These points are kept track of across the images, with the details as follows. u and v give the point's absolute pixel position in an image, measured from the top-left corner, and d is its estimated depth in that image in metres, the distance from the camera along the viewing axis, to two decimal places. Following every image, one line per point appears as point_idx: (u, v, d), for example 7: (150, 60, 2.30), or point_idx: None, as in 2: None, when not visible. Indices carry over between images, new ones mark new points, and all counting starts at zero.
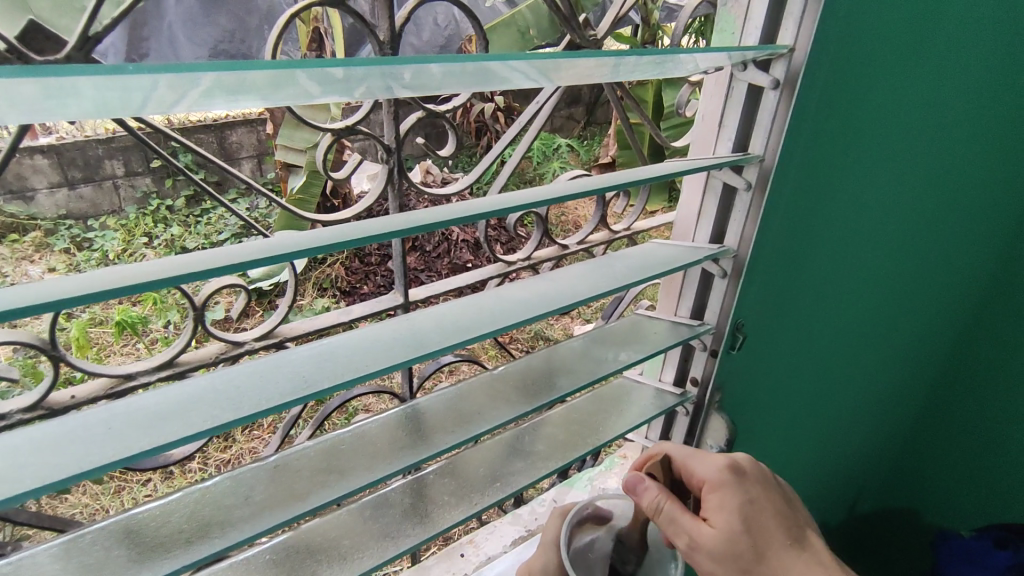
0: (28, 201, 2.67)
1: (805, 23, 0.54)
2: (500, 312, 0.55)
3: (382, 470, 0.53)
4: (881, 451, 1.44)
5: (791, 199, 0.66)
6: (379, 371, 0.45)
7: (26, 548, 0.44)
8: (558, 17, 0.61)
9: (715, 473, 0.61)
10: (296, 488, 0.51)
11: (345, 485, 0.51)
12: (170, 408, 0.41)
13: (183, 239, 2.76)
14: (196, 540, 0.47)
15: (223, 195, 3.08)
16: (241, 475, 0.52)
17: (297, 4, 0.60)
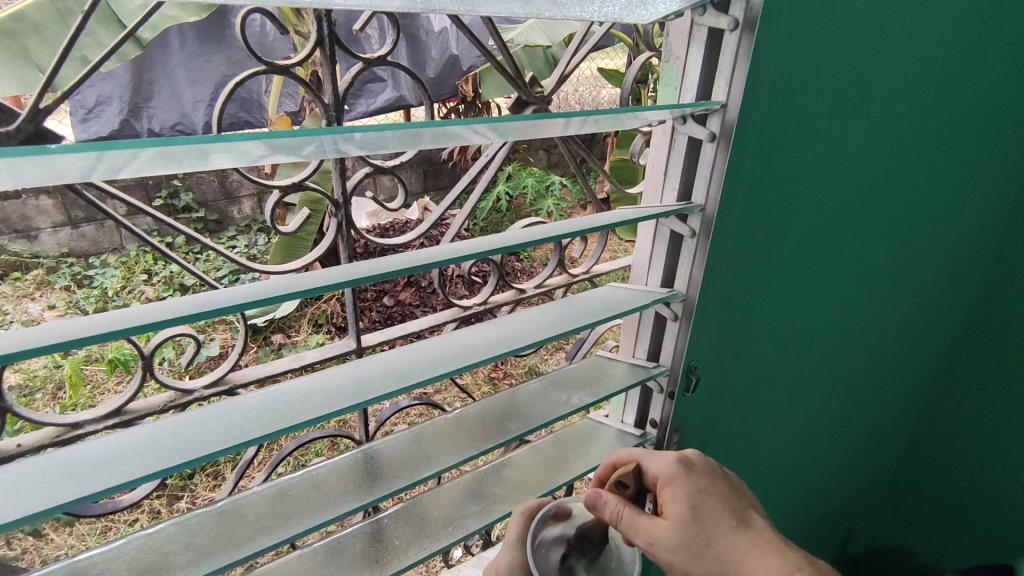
0: (32, 240, 2.73)
1: (736, 81, 0.57)
2: (447, 358, 0.56)
3: (327, 516, 0.54)
4: (867, 488, 1.42)
5: (737, 242, 0.68)
6: (313, 420, 0.46)
7: None
8: (505, 77, 0.65)
9: (668, 468, 0.62)
10: (238, 534, 0.52)
11: (290, 529, 0.52)
12: (111, 457, 0.43)
13: (181, 277, 2.80)
14: None
15: (222, 233, 3.13)
16: (186, 521, 0.53)
17: (243, 73, 0.63)
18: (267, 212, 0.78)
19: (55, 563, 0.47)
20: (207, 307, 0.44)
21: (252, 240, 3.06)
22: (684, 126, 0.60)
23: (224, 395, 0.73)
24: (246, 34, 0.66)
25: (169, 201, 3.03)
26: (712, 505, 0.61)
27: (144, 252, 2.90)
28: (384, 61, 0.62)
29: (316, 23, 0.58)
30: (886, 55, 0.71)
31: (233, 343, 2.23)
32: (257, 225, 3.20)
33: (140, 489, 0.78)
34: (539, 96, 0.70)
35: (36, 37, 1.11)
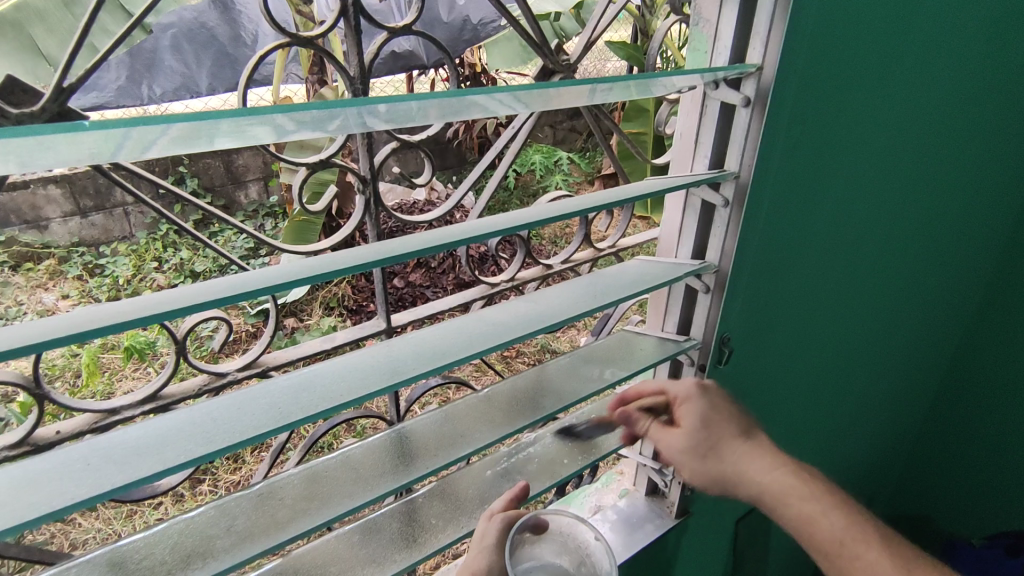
0: (43, 230, 2.73)
1: (772, 41, 0.55)
2: (479, 336, 0.55)
3: (363, 497, 0.54)
4: (889, 458, 1.41)
5: (768, 213, 0.66)
6: (352, 402, 0.46)
7: None
8: (531, 45, 0.63)
9: (685, 389, 0.67)
10: (278, 516, 0.52)
11: (329, 511, 0.52)
12: (151, 442, 0.43)
13: (192, 263, 2.80)
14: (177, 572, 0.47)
15: (231, 218, 3.13)
16: (226, 505, 0.52)
17: (265, 47, 0.61)
18: (290, 191, 0.76)
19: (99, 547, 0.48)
20: (242, 290, 0.43)
21: (261, 224, 3.06)
22: (716, 91, 0.58)
23: (255, 378, 0.72)
24: (264, 4, 0.63)
25: (176, 187, 3.02)
26: (761, 474, 0.61)
27: (155, 239, 2.90)
28: (409, 30, 0.60)
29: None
30: (925, 13, 0.67)
31: (247, 328, 2.23)
32: (265, 209, 3.18)
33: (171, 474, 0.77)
34: (565, 64, 0.68)
35: (41, 25, 1.09)
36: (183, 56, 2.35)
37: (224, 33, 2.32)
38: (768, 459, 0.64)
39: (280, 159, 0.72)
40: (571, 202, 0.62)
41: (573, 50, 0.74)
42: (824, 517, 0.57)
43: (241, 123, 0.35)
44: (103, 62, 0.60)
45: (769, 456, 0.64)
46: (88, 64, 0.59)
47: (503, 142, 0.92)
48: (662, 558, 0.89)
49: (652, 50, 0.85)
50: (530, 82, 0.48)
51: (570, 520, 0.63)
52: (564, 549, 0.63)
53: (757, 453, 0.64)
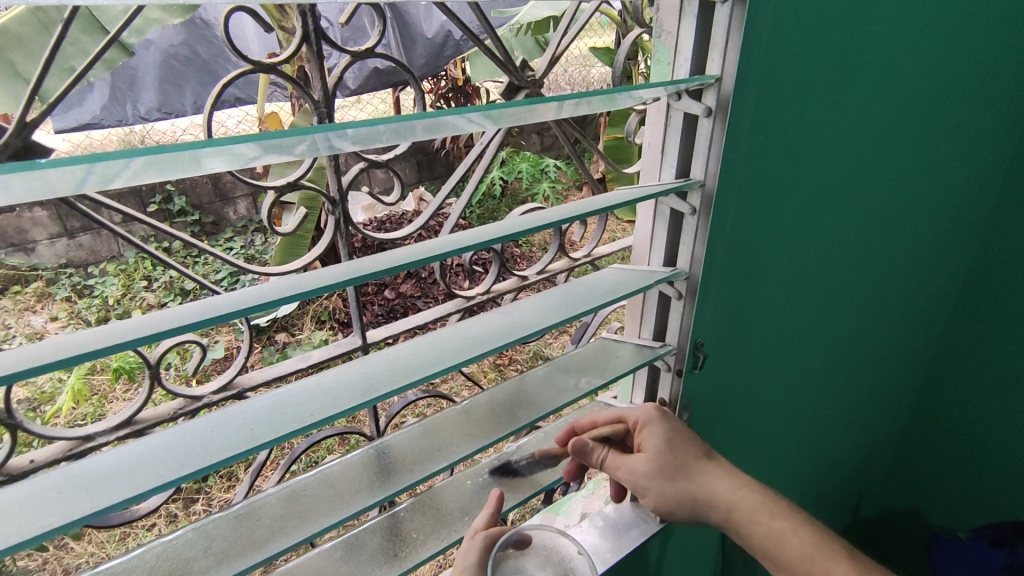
0: (29, 253, 2.72)
1: (730, 53, 0.56)
2: (452, 350, 0.56)
3: (342, 513, 0.54)
4: (875, 454, 1.42)
5: (736, 219, 0.67)
6: (326, 420, 0.46)
7: None
8: (496, 63, 0.64)
9: (645, 413, 0.67)
10: (256, 536, 0.52)
11: (307, 529, 0.53)
12: (124, 468, 0.43)
13: (181, 281, 2.80)
14: None
15: (218, 235, 3.13)
16: (204, 526, 0.53)
17: (231, 73, 0.62)
18: (264, 211, 0.77)
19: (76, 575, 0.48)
20: (212, 314, 0.44)
21: (249, 240, 3.06)
22: (679, 103, 0.60)
23: (233, 398, 0.73)
24: (229, 29, 0.64)
25: (163, 206, 3.01)
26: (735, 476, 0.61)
27: (143, 259, 2.89)
28: (374, 51, 0.61)
29: (301, 17, 0.57)
30: (880, 19, 0.69)
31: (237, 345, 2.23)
32: (254, 225, 3.19)
33: (155, 495, 0.78)
34: (531, 79, 0.69)
35: (20, 50, 1.10)
36: (162, 74, 2.35)
37: (202, 48, 2.33)
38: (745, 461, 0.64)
39: (252, 180, 0.73)
40: (541, 215, 0.63)
41: (539, 65, 0.75)
42: None
43: (203, 156, 0.35)
44: (73, 89, 0.60)
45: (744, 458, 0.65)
46: (55, 94, 0.59)
47: (475, 156, 0.93)
48: (649, 563, 0.90)
49: (620, 61, 0.86)
50: (492, 101, 0.49)
51: (552, 534, 0.65)
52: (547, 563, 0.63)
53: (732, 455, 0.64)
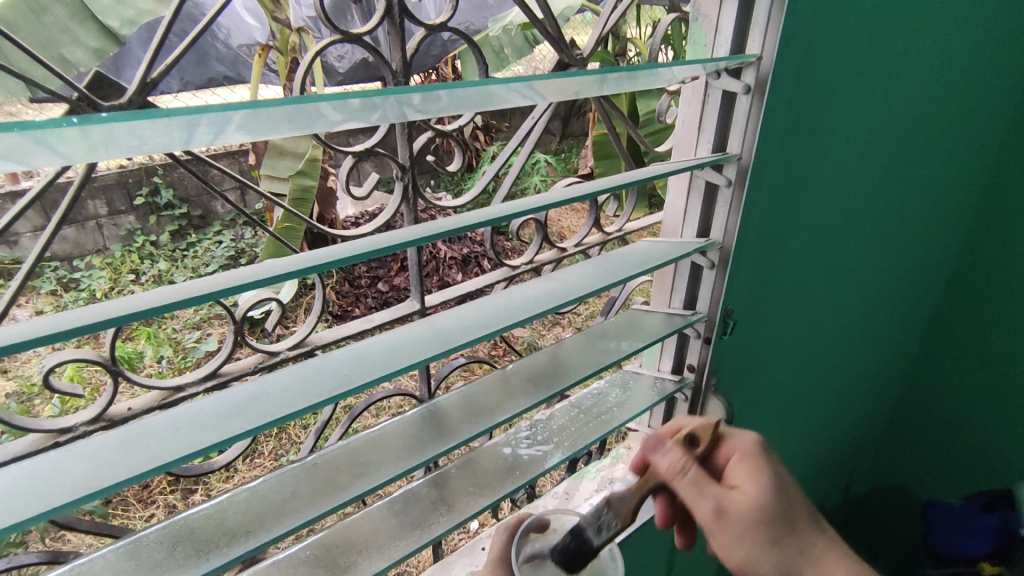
0: (13, 245, 2.68)
1: (770, 34, 0.60)
2: (511, 310, 0.60)
3: (409, 463, 0.58)
4: (872, 429, 1.48)
5: (768, 190, 0.71)
6: (407, 367, 0.50)
7: (88, 553, 0.49)
8: (547, 39, 0.65)
9: (747, 445, 0.68)
10: (333, 482, 0.55)
11: (380, 473, 0.56)
12: (218, 410, 0.45)
13: (170, 274, 2.80)
14: (248, 532, 0.51)
15: (207, 229, 3.13)
16: (282, 475, 0.56)
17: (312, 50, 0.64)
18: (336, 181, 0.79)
19: (164, 519, 0.51)
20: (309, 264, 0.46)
21: (239, 234, 3.08)
22: (718, 80, 0.64)
23: (304, 356, 0.72)
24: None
25: (151, 199, 3.00)
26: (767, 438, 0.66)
27: (130, 251, 2.88)
28: (445, 27, 0.63)
29: None
30: (901, 8, 0.73)
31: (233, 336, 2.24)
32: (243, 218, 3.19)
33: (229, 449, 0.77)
34: (581, 58, 0.68)
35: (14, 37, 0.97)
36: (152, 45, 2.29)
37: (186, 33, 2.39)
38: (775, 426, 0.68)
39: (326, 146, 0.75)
40: (589, 185, 0.66)
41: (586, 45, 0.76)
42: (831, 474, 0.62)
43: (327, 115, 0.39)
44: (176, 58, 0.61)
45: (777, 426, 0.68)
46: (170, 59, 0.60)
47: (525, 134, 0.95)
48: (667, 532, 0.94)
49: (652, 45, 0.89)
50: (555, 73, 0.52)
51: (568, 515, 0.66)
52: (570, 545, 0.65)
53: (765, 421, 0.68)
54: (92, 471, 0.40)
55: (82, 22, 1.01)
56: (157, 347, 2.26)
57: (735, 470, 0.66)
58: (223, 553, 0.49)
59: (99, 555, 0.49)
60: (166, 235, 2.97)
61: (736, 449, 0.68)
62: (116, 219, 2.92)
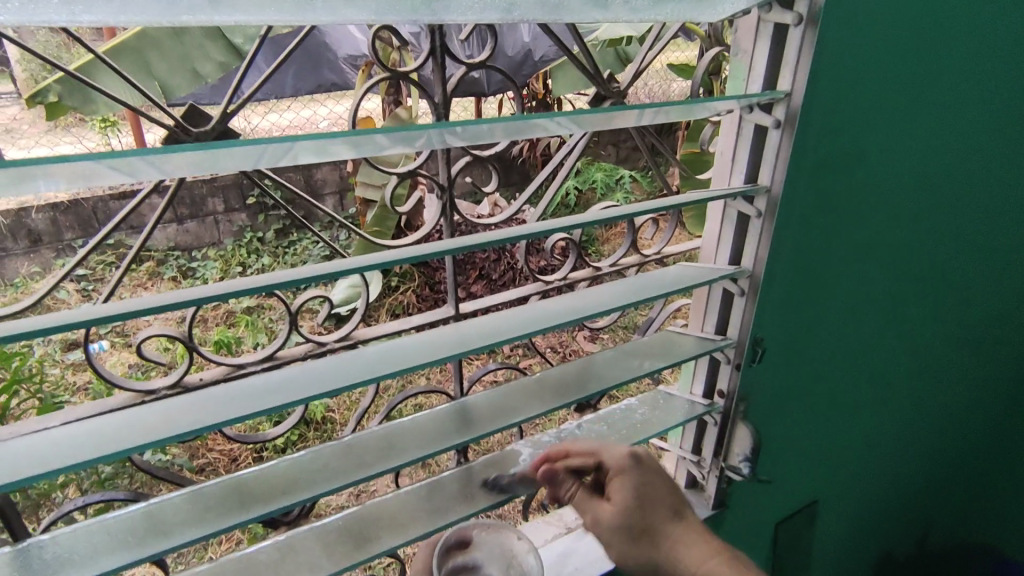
0: (145, 235, 3.05)
1: (800, 71, 0.62)
2: (533, 319, 0.65)
3: (429, 449, 0.66)
4: (949, 477, 1.38)
5: (801, 221, 0.72)
6: (429, 362, 0.56)
7: (159, 495, 0.60)
8: (587, 73, 0.70)
9: (619, 459, 0.71)
10: (360, 461, 0.65)
11: (403, 457, 0.65)
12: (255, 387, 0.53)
13: (272, 269, 3.07)
14: (285, 495, 0.60)
15: (307, 229, 3.41)
16: (320, 450, 0.65)
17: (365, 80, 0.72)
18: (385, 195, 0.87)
19: (219, 477, 0.62)
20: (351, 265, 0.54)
21: (333, 235, 3.33)
22: (751, 115, 0.66)
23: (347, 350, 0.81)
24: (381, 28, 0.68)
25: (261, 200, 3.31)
26: (666, 494, 0.72)
27: (239, 245, 3.19)
28: (481, 65, 0.69)
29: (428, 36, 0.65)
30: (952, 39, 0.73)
31: (320, 329, 2.43)
32: (338, 220, 3.45)
33: (282, 424, 0.83)
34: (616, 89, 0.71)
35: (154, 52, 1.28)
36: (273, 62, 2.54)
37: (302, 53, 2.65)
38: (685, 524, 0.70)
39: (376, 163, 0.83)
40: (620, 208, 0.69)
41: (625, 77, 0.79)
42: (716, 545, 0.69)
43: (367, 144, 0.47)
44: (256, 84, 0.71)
45: (680, 520, 0.71)
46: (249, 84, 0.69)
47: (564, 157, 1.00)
48: None
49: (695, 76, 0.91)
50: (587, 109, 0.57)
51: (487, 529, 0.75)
52: (491, 555, 0.74)
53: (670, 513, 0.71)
54: (161, 424, 0.50)
55: (214, 40, 1.26)
56: (254, 335, 2.50)
57: (614, 485, 0.71)
58: (263, 509, 0.59)
59: (167, 499, 0.60)
60: (270, 233, 3.27)
61: (618, 464, 0.71)
62: (231, 216, 3.25)
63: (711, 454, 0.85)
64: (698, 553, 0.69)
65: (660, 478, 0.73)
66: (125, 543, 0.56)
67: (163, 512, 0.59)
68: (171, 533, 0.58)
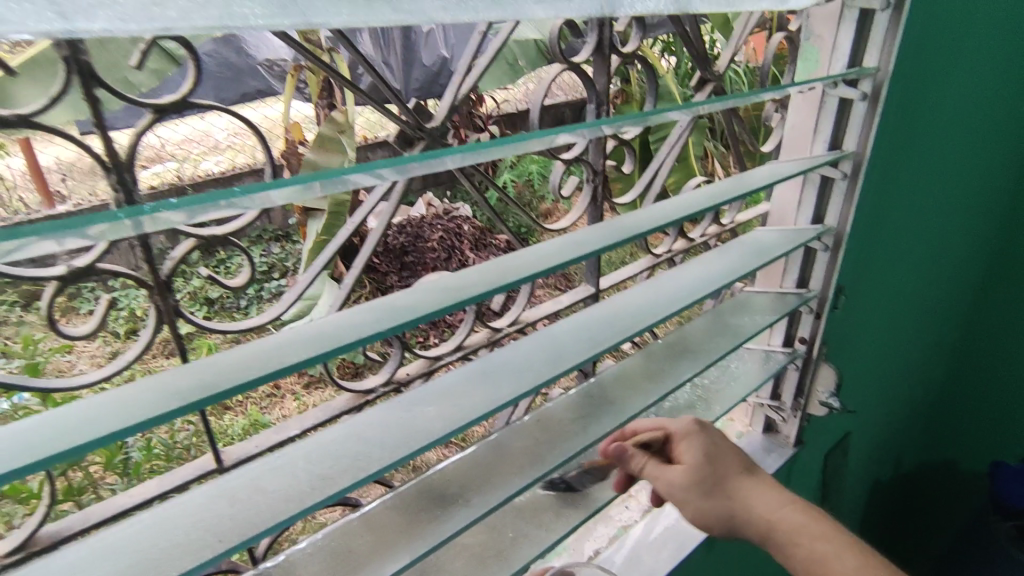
0: None
1: (886, 50, 0.72)
2: (684, 288, 0.69)
3: (591, 433, 0.66)
4: (925, 409, 1.53)
5: (875, 182, 0.82)
6: (635, 333, 0.58)
7: (370, 502, 0.57)
8: (694, 57, 0.76)
9: (684, 425, 0.71)
10: (532, 455, 0.63)
11: (572, 443, 0.64)
12: (481, 370, 0.53)
13: (207, 290, 2.84)
14: (483, 489, 0.58)
15: (237, 245, 3.20)
16: (492, 443, 0.64)
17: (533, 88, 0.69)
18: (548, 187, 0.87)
19: (418, 476, 0.59)
20: (578, 250, 0.54)
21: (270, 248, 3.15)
22: (836, 90, 0.75)
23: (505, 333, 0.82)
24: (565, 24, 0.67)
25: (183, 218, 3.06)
26: (731, 454, 0.70)
27: None
28: (632, 57, 0.68)
29: (598, 28, 0.61)
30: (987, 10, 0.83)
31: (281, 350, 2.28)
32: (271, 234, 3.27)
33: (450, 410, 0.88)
34: (718, 72, 0.79)
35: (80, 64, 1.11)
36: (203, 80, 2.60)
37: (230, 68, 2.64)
38: (760, 489, 0.68)
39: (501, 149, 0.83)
40: (743, 176, 0.73)
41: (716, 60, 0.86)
42: (838, 535, 0.64)
43: (594, 123, 0.45)
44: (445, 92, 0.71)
45: (752, 477, 0.69)
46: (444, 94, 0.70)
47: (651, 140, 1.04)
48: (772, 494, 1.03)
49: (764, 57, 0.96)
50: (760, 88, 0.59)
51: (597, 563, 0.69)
52: None
53: (740, 475, 0.69)
54: (416, 417, 0.48)
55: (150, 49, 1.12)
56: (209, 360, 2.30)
57: (684, 449, 0.70)
58: (469, 507, 0.56)
59: (377, 506, 0.57)
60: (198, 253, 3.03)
61: (680, 428, 0.71)
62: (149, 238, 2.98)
63: (793, 398, 0.95)
64: (769, 502, 0.67)
65: (724, 440, 0.72)
66: (336, 565, 0.51)
67: (380, 519, 0.55)
68: (380, 549, 0.53)
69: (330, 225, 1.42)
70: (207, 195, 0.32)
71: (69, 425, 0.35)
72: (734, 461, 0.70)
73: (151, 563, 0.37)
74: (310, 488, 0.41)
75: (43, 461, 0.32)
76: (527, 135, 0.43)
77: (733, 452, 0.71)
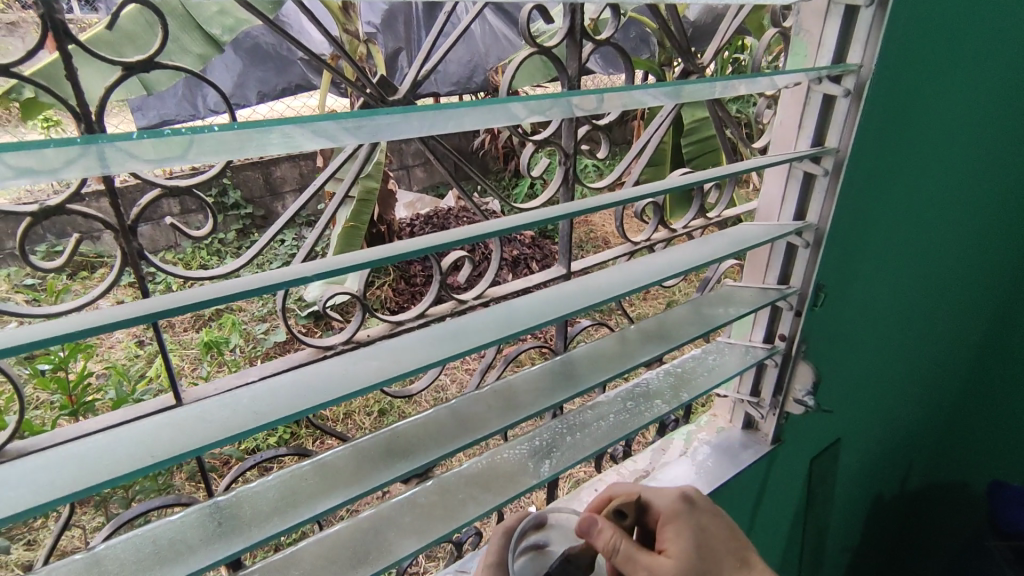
0: (95, 240, 2.85)
1: (870, 47, 0.72)
2: (651, 271, 0.71)
3: (545, 405, 0.68)
4: (931, 420, 1.53)
5: (859, 180, 0.82)
6: (585, 308, 0.61)
7: (326, 450, 0.60)
8: (676, 48, 0.77)
9: (670, 504, 0.68)
10: (483, 421, 0.66)
11: (524, 413, 0.67)
12: (431, 332, 0.56)
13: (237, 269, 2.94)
14: (431, 447, 0.61)
15: (270, 228, 3.31)
16: (451, 407, 0.67)
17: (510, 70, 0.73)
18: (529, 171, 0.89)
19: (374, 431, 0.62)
20: (532, 220, 0.56)
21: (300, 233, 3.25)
22: (820, 85, 0.75)
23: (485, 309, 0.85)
24: (535, 13, 0.69)
25: (220, 199, 3.18)
26: (723, 547, 0.67)
27: (200, 247, 3.03)
28: (608, 44, 0.70)
29: (570, 14, 0.64)
30: (981, 9, 0.83)
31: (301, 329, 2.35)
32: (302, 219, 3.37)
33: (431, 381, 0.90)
34: (701, 64, 0.80)
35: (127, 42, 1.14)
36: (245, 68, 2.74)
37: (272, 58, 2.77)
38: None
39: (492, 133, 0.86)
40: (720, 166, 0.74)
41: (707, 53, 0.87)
42: None
43: (544, 96, 0.47)
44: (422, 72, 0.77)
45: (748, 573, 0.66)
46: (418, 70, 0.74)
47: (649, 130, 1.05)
48: (752, 492, 1.02)
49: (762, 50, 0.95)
50: (731, 74, 0.60)
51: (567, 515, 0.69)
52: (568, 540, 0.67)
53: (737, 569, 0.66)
54: (360, 365, 0.52)
55: (189, 31, 1.14)
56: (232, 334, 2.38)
57: (665, 533, 0.66)
58: (413, 462, 0.59)
59: (334, 454, 0.60)
60: (232, 233, 3.14)
61: (662, 511, 0.68)
62: (187, 217, 3.10)
63: (773, 393, 0.95)
64: None
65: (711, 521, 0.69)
66: (282, 504, 0.55)
67: (333, 466, 0.59)
68: (327, 492, 0.56)
69: (358, 212, 1.50)
70: (149, 133, 0.35)
71: (26, 333, 0.39)
72: (723, 552, 0.66)
73: (92, 469, 0.41)
74: (243, 421, 0.45)
75: (4, 349, 0.36)
76: (471, 103, 0.45)
77: (720, 536, 0.68)
